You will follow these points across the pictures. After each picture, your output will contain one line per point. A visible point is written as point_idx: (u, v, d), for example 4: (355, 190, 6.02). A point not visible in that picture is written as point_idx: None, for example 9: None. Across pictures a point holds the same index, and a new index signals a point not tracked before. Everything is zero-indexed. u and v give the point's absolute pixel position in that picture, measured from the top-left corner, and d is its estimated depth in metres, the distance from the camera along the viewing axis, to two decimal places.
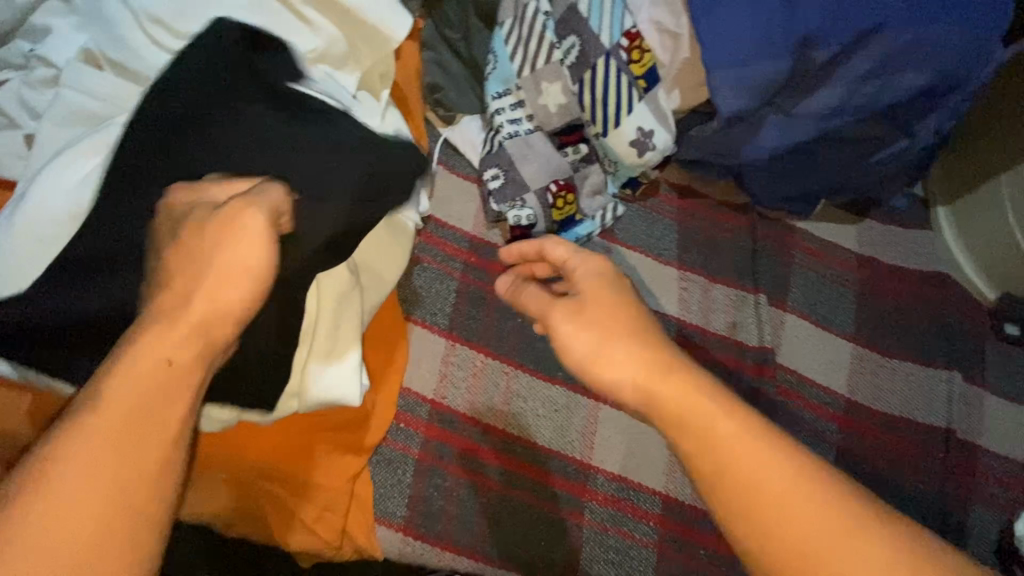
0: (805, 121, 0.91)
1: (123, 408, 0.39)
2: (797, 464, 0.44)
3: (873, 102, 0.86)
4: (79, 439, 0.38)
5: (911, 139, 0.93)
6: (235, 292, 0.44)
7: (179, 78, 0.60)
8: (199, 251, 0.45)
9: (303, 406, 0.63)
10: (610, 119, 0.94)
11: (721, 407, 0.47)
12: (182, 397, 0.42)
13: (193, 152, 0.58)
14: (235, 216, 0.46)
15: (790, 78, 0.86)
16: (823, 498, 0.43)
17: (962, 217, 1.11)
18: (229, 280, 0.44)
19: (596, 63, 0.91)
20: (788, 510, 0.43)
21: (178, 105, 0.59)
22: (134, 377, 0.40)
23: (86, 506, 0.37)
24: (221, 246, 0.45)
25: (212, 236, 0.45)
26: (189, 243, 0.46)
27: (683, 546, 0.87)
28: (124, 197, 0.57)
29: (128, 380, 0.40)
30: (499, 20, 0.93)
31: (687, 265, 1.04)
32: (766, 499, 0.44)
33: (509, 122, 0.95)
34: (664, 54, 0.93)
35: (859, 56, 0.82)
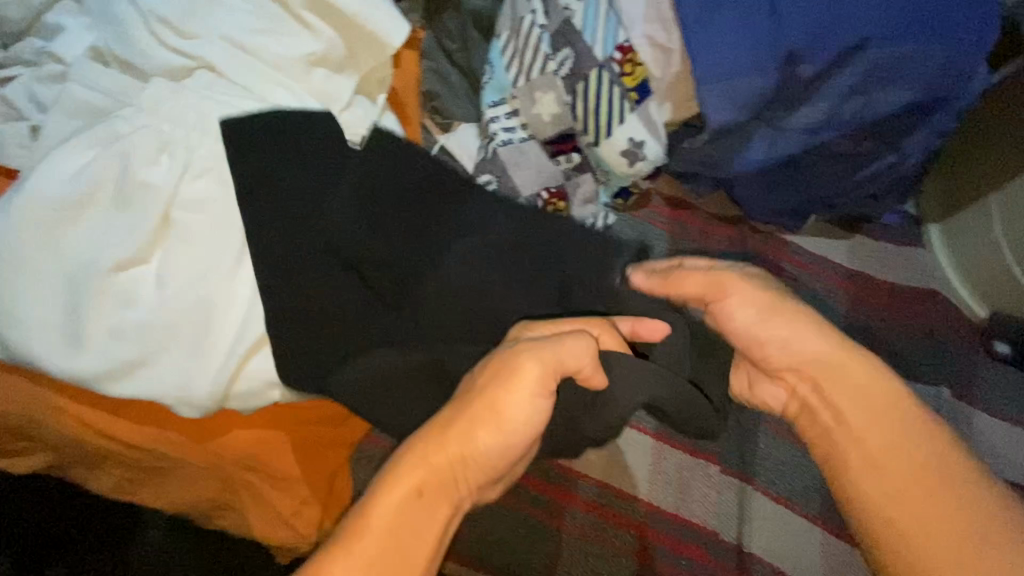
0: (793, 134, 0.92)
1: (387, 526, 0.51)
2: (953, 510, 0.56)
3: (858, 117, 0.87)
4: (367, 546, 0.50)
5: (898, 155, 0.95)
6: (471, 436, 0.55)
7: (256, 128, 0.65)
8: (506, 391, 0.56)
9: (285, 395, 0.64)
10: (602, 129, 0.96)
11: (907, 450, 0.60)
12: (430, 516, 0.53)
13: (300, 202, 0.65)
14: (516, 368, 0.56)
15: (777, 93, 0.88)
16: (940, 484, 0.58)
17: (952, 235, 1.13)
18: (490, 419, 0.55)
19: (589, 75, 0.94)
20: (929, 544, 0.56)
21: (275, 166, 0.66)
22: (392, 502, 0.52)
23: None
24: (505, 388, 0.56)
25: (501, 383, 0.56)
26: (488, 385, 0.57)
27: (665, 556, 0.86)
28: (190, 212, 0.61)
29: (385, 505, 0.52)
30: (496, 32, 0.96)
31: None
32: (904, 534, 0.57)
33: (504, 130, 0.98)
34: (656, 68, 0.95)
35: (844, 71, 0.84)
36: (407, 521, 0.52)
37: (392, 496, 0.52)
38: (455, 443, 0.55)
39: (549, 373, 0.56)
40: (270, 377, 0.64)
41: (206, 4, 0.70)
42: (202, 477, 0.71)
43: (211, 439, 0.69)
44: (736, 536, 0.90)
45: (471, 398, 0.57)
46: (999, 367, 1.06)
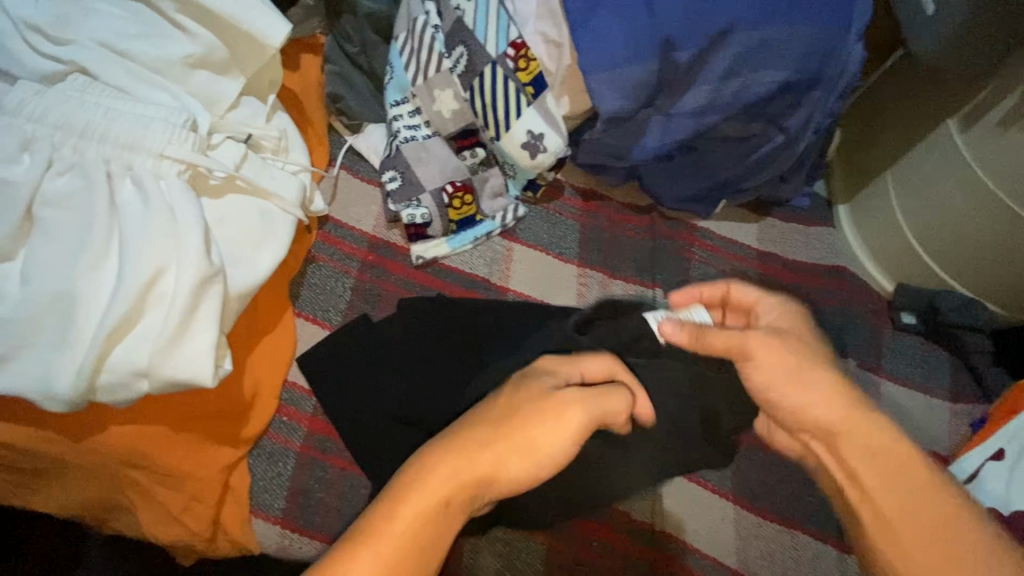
0: (682, 120, 0.96)
1: (401, 543, 0.49)
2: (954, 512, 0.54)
3: (737, 100, 0.92)
4: (378, 559, 0.48)
5: (785, 134, 0.99)
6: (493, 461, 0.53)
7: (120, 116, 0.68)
8: (538, 420, 0.54)
9: (154, 386, 0.64)
10: (502, 123, 0.99)
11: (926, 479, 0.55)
12: (445, 536, 0.51)
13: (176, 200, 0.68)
14: (561, 406, 0.55)
15: (660, 79, 0.92)
16: (908, 490, 0.56)
17: (859, 214, 1.16)
18: (538, 444, 0.54)
19: (483, 71, 0.97)
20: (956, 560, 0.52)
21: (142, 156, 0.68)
22: (414, 518, 0.50)
23: None
24: (547, 419, 0.54)
25: (540, 412, 0.55)
26: (524, 411, 0.55)
27: (575, 538, 0.89)
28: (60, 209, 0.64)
29: (406, 520, 0.50)
30: (394, 34, 0.99)
31: (587, 263, 1.07)
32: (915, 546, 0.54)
33: (407, 128, 1.00)
34: (550, 62, 0.97)
35: (718, 55, 0.88)
36: (429, 534, 0.50)
37: (427, 502, 0.51)
38: (488, 460, 0.53)
39: (573, 407, 0.56)
40: (139, 368, 0.64)
41: (81, 12, 0.72)
42: (85, 479, 0.71)
43: (89, 437, 0.69)
44: (650, 518, 0.91)
45: (495, 415, 0.56)
46: (907, 339, 1.09)
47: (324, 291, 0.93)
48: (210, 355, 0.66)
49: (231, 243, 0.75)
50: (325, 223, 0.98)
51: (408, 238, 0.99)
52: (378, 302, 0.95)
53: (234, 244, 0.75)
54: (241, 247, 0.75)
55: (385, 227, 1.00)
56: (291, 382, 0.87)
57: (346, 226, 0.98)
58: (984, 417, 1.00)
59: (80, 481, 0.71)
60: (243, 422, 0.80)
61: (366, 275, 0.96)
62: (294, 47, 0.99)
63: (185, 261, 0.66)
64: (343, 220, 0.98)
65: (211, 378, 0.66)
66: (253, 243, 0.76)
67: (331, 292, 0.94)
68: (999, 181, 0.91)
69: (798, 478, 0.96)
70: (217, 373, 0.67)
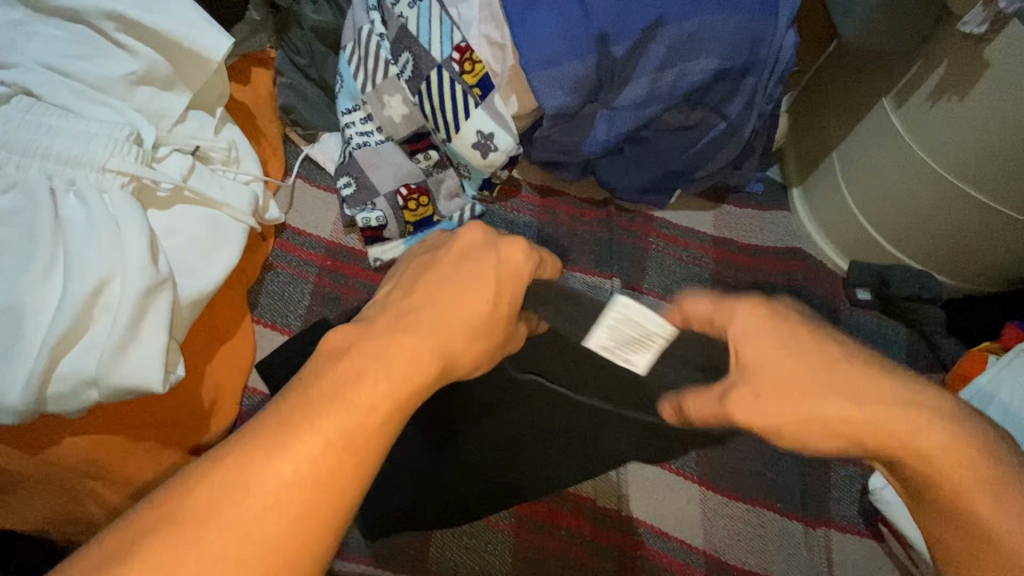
0: (626, 112, 0.98)
1: (309, 463, 0.40)
2: None
3: (674, 89, 0.95)
4: (277, 477, 0.40)
5: (727, 121, 1.01)
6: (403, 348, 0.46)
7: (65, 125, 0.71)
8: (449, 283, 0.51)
9: (103, 394, 0.66)
10: (451, 124, 1.02)
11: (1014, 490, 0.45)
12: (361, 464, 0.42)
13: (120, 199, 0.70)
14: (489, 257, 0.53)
15: (600, 74, 0.95)
16: (969, 467, 0.45)
17: (811, 196, 1.19)
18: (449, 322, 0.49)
19: (430, 75, 0.99)
20: None
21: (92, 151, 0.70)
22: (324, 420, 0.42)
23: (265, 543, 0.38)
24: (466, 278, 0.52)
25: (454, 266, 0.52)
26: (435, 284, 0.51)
27: (542, 527, 0.90)
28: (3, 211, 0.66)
29: (314, 427, 0.41)
30: (342, 45, 1.03)
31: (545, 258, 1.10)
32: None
33: (359, 134, 1.02)
34: (494, 63, 1.00)
35: (652, 48, 0.92)
36: (363, 442, 0.42)
37: (341, 413, 0.42)
38: (408, 353, 0.46)
39: (488, 274, 0.52)
40: (87, 378, 0.65)
41: (23, 36, 0.74)
42: (39, 493, 0.72)
43: (44, 449, 0.70)
44: (616, 504, 0.92)
45: (392, 311, 0.49)
46: (863, 315, 1.11)
47: (283, 297, 0.95)
48: (158, 361, 0.67)
49: (179, 253, 0.76)
50: (283, 231, 0.99)
51: (365, 242, 1.00)
52: (337, 306, 0.96)
53: (183, 253, 0.77)
54: (189, 256, 0.77)
55: (343, 232, 1.02)
56: (251, 388, 0.88)
57: (303, 234, 1.00)
58: (940, 386, 1.02)
59: (38, 492, 0.71)
60: (202, 429, 0.81)
61: (325, 281, 0.97)
62: (245, 62, 1.02)
63: (129, 270, 0.67)
64: (301, 227, 1.00)
65: (160, 384, 0.67)
66: (202, 252, 0.78)
67: (291, 299, 0.95)
68: (927, 150, 0.94)
69: (763, 456, 0.97)
70: (167, 379, 0.68)
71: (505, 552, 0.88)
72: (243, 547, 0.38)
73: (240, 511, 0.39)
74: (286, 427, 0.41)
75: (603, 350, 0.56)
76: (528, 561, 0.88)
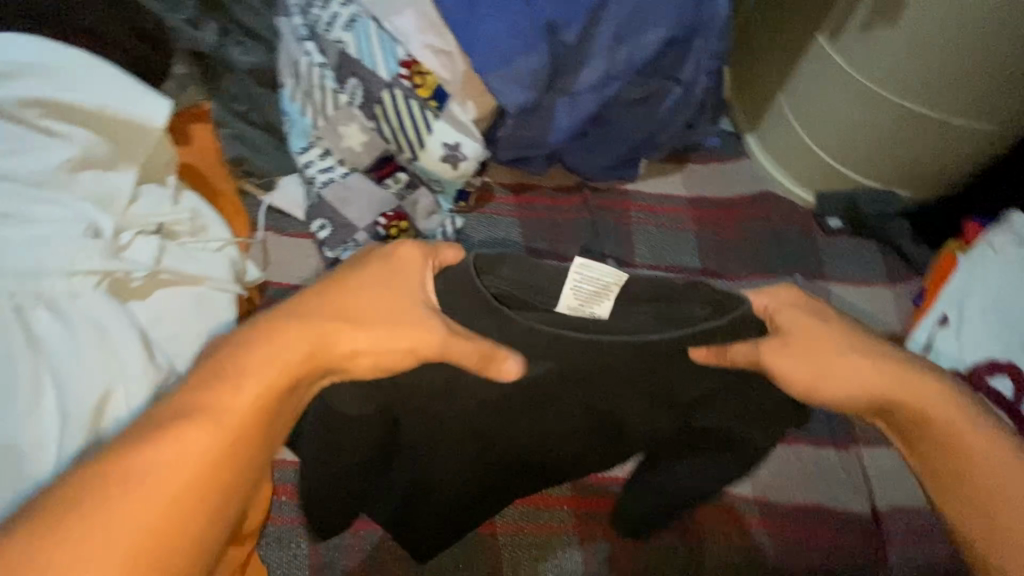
0: (587, 96, 0.98)
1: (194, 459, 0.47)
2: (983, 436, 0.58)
3: (630, 63, 0.96)
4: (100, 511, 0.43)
5: (682, 84, 1.04)
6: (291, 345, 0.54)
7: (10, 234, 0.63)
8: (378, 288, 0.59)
9: None
10: (414, 143, 0.99)
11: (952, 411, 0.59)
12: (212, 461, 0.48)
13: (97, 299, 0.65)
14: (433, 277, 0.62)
15: (555, 63, 0.94)
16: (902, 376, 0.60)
17: (766, 139, 1.23)
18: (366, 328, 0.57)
19: (381, 97, 0.96)
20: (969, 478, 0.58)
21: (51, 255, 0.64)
22: (226, 416, 0.49)
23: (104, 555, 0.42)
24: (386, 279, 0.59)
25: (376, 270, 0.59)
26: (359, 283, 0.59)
27: (602, 518, 0.91)
28: None
29: (177, 439, 0.47)
30: (282, 82, 0.99)
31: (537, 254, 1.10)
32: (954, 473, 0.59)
33: (322, 171, 0.98)
34: (444, 71, 0.96)
35: (602, 27, 0.92)
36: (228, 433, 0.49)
37: (205, 410, 0.49)
38: (258, 358, 0.52)
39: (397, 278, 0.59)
40: None
41: None
42: None
43: None
44: None
45: (300, 310, 0.56)
46: (839, 242, 1.17)
47: None
48: None
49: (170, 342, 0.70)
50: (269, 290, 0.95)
51: None
52: None
53: (174, 341, 0.70)
54: (181, 342, 0.70)
55: None
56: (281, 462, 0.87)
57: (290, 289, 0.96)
58: (921, 292, 1.10)
59: None
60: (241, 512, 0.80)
61: None
62: None
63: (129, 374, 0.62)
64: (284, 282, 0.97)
65: None
66: (192, 334, 0.71)
67: None
68: (870, 76, 0.99)
69: None
70: None
71: (575, 554, 0.88)
72: (135, 519, 0.44)
73: (130, 496, 0.44)
74: (182, 417, 0.49)
75: (574, 311, 0.65)
76: (598, 556, 0.89)
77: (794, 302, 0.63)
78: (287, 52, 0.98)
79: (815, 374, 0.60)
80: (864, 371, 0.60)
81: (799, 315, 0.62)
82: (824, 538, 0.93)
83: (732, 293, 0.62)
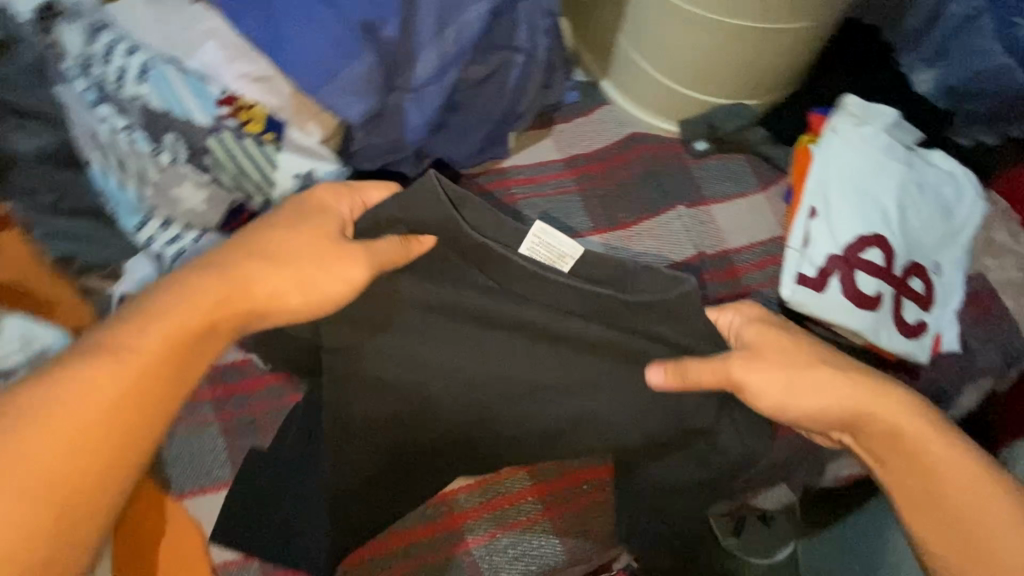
0: (430, 88, 0.94)
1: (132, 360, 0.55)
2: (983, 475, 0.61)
3: (462, 45, 0.92)
4: (60, 391, 0.52)
5: (522, 52, 1.02)
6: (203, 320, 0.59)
7: None
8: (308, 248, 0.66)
9: None
10: (263, 183, 0.92)
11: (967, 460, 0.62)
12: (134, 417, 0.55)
13: None
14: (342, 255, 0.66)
15: (384, 63, 0.89)
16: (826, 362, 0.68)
17: (619, 82, 1.25)
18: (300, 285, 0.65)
19: (209, 146, 0.88)
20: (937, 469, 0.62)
21: None
22: (161, 318, 0.58)
23: (23, 446, 0.50)
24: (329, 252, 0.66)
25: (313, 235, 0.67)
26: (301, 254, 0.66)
27: (567, 496, 0.92)
28: None
29: (138, 329, 0.57)
30: (86, 158, 0.87)
31: None
32: (927, 470, 0.63)
33: (168, 244, 0.88)
34: (270, 99, 0.89)
35: (421, 14, 0.88)
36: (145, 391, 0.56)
37: (117, 348, 0.55)
38: (176, 302, 0.59)
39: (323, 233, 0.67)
40: None
41: None
42: None
43: None
44: None
45: (242, 262, 0.63)
46: (711, 162, 1.21)
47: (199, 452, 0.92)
48: None
49: None
50: None
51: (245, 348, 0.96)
52: (256, 427, 0.94)
53: None
54: None
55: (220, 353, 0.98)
56: (224, 560, 0.87)
57: None
58: (790, 190, 1.16)
59: None
60: None
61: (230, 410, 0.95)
62: None
63: None
64: None
65: None
66: None
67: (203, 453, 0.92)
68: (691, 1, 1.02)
69: None
70: None
71: (551, 538, 0.90)
72: (48, 440, 0.51)
73: (59, 405, 0.52)
74: (91, 358, 0.55)
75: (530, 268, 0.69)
76: (572, 532, 0.91)
77: (757, 320, 0.72)
78: (81, 123, 0.86)
79: (773, 382, 0.67)
80: (830, 390, 0.67)
81: (775, 347, 0.69)
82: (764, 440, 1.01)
83: (676, 277, 0.65)
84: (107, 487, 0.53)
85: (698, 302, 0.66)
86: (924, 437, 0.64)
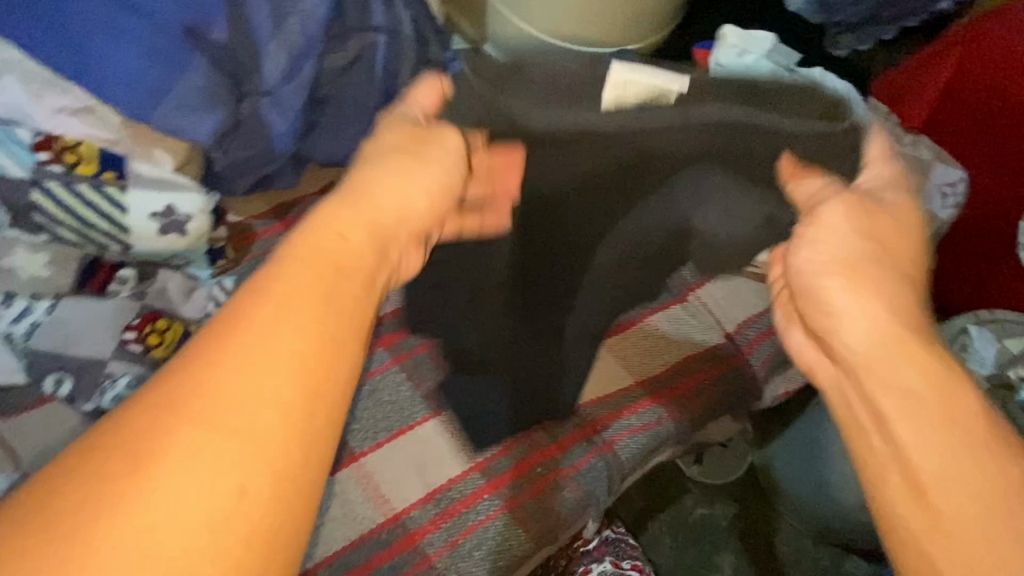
0: (286, 90, 0.83)
1: (297, 277, 0.46)
2: (987, 429, 0.47)
3: (310, 36, 0.81)
4: (175, 467, 0.37)
5: (384, 31, 0.93)
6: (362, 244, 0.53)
7: None
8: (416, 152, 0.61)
9: None
10: (114, 230, 0.83)
11: (977, 410, 0.48)
12: (342, 368, 0.44)
13: None
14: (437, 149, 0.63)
15: (222, 70, 0.79)
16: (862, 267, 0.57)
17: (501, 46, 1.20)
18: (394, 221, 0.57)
19: (36, 200, 0.79)
20: (933, 424, 0.48)
21: None
22: (294, 272, 0.46)
23: (210, 460, 0.38)
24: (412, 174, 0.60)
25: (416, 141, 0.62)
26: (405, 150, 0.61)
27: (522, 483, 0.91)
28: None
29: (274, 282, 0.46)
30: None
31: None
32: (932, 421, 0.48)
33: (15, 322, 0.77)
34: (99, 132, 0.77)
35: (252, 8, 0.77)
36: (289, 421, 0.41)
37: (341, 268, 0.49)
38: (295, 264, 0.47)
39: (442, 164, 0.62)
40: None
41: None
42: None
43: None
44: (556, 412, 0.96)
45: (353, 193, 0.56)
46: None
47: None
48: None
49: None
50: None
51: None
52: None
53: None
54: None
55: None
56: None
57: None
58: None
59: None
60: None
61: None
62: None
63: None
64: None
65: None
66: None
67: None
68: None
69: None
70: None
71: (514, 531, 0.89)
72: (217, 480, 0.37)
73: (190, 469, 0.37)
74: (254, 299, 0.44)
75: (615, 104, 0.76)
76: (533, 518, 0.90)
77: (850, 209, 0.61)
78: None
79: (841, 275, 0.57)
80: (872, 303, 0.54)
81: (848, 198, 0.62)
82: (703, 381, 1.02)
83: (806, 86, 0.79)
84: (301, 525, 0.40)
85: (856, 132, 0.72)
86: (951, 399, 0.48)
